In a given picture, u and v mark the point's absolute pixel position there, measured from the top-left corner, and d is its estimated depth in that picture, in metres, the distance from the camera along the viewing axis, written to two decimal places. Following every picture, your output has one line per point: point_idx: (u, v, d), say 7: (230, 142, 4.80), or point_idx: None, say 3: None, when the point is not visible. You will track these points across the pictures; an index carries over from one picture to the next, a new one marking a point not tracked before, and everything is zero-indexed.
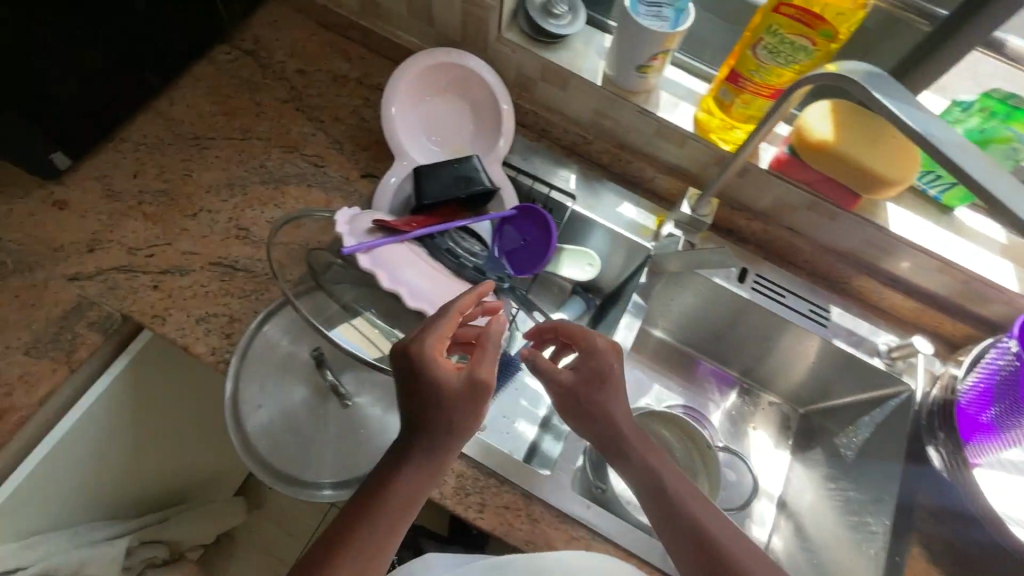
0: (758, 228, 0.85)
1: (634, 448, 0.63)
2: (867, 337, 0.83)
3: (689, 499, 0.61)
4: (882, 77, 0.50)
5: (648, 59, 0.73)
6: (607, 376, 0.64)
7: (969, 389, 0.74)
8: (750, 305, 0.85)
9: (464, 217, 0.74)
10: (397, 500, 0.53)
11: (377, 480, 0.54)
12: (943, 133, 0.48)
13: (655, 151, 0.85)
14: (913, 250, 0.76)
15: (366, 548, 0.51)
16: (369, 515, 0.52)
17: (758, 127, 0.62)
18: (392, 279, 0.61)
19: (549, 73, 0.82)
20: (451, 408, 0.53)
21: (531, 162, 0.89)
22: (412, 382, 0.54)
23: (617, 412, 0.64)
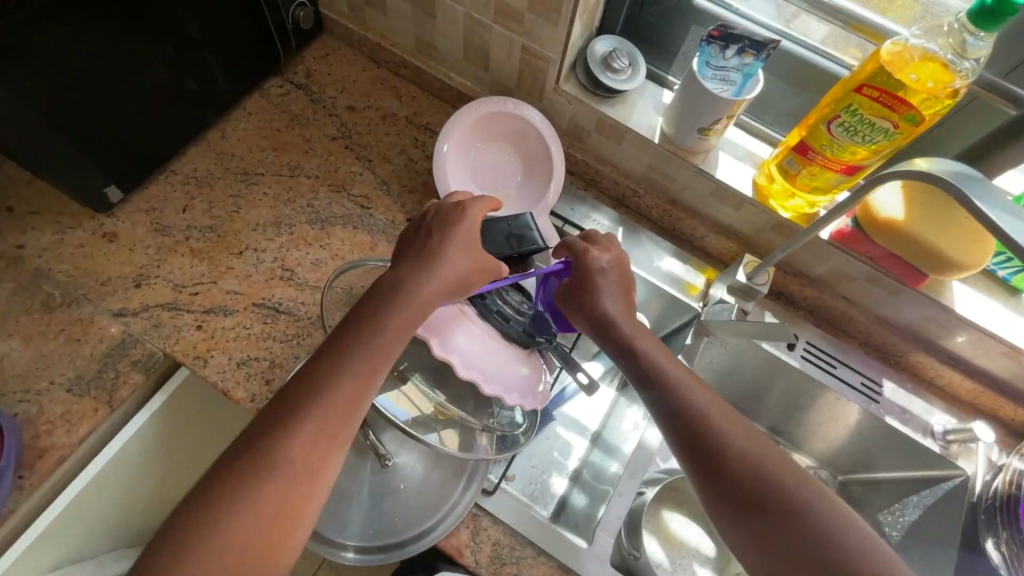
0: (810, 294, 0.82)
1: (624, 332, 0.65)
2: (921, 416, 0.80)
3: (678, 379, 0.61)
4: (976, 179, 0.48)
5: (712, 123, 0.71)
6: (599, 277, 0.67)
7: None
8: (798, 374, 0.82)
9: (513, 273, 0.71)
10: (387, 339, 0.54)
11: (370, 316, 0.55)
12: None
13: (707, 210, 0.82)
14: (979, 334, 0.73)
15: (362, 366, 0.52)
16: (360, 351, 0.53)
17: (833, 209, 0.59)
18: (442, 347, 0.61)
19: (604, 126, 0.80)
20: (472, 264, 0.60)
21: (578, 212, 0.87)
22: (443, 229, 0.61)
23: (615, 308, 0.66)
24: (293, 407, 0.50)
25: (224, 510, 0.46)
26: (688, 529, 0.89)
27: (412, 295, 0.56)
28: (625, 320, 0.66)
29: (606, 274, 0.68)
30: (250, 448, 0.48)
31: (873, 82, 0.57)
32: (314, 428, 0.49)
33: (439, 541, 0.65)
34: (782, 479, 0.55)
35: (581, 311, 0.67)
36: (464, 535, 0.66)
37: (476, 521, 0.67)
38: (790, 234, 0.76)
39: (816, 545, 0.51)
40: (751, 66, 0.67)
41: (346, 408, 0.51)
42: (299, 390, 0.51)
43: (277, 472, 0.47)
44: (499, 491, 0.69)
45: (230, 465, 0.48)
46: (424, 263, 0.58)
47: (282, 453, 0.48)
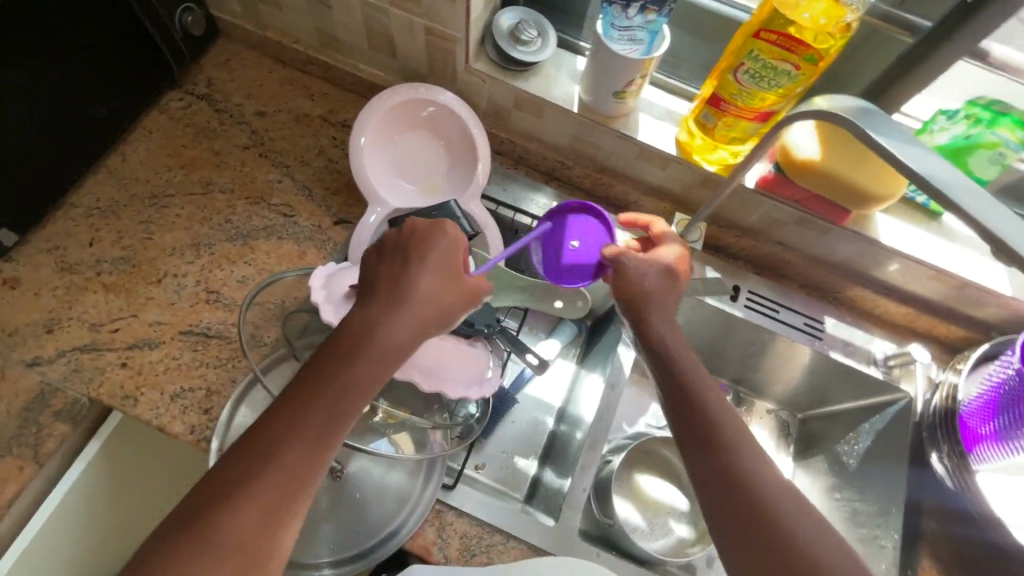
0: (746, 244, 0.83)
1: (651, 316, 0.63)
2: (863, 346, 0.82)
3: (691, 371, 0.59)
4: (876, 113, 0.48)
5: (625, 85, 0.71)
6: (653, 263, 0.66)
7: (973, 400, 0.71)
8: (744, 323, 0.83)
9: None
10: (362, 377, 0.51)
11: (346, 347, 0.52)
12: (949, 174, 0.45)
13: (637, 173, 0.82)
14: (906, 260, 0.75)
15: (337, 404, 0.50)
16: (335, 388, 0.50)
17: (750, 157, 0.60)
18: None
19: (522, 101, 0.79)
20: (458, 294, 0.58)
21: (511, 191, 0.86)
22: (415, 253, 0.58)
23: (652, 289, 0.64)
24: (268, 442, 0.47)
25: (188, 552, 0.43)
26: (660, 488, 0.91)
27: (389, 330, 0.53)
28: (655, 301, 0.64)
29: (661, 260, 0.67)
30: (213, 490, 0.46)
31: (770, 26, 0.57)
32: (285, 469, 0.47)
33: (406, 541, 0.64)
34: (767, 483, 0.52)
35: (624, 280, 0.65)
36: (431, 533, 0.65)
37: (441, 517, 0.66)
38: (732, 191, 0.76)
39: (788, 546, 0.49)
40: (654, 22, 0.65)
41: (319, 449, 0.49)
42: (273, 423, 0.48)
43: (241, 518, 0.45)
44: (459, 485, 0.68)
45: (197, 498, 0.46)
46: (399, 294, 0.55)
47: (248, 496, 0.45)
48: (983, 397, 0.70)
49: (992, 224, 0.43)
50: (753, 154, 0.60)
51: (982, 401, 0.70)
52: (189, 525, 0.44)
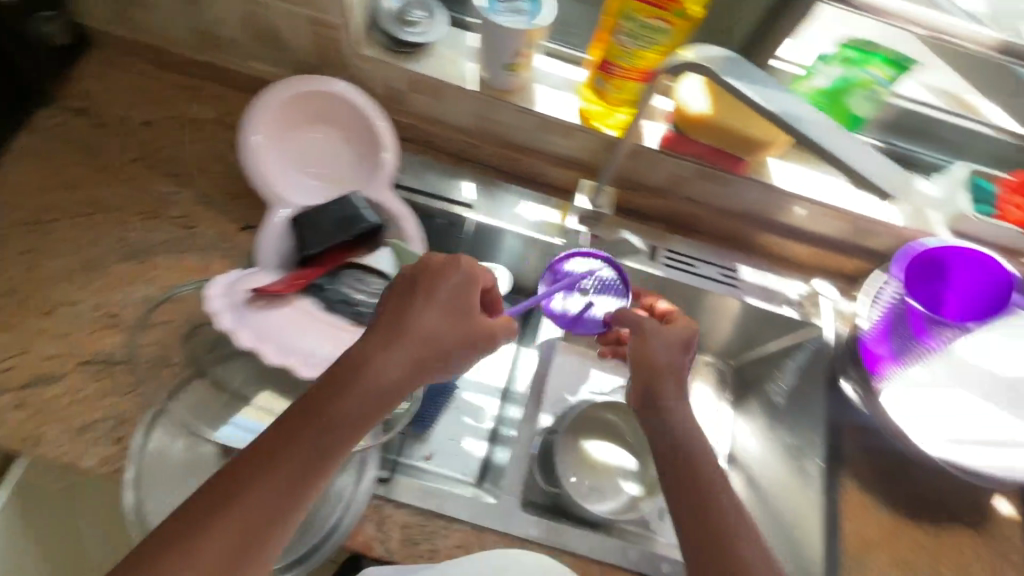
0: (657, 203, 0.85)
1: (659, 366, 0.64)
2: (778, 288, 0.85)
3: (675, 396, 0.62)
4: (735, 60, 0.50)
5: (514, 57, 0.70)
6: (670, 337, 0.66)
7: (872, 327, 0.77)
8: (667, 283, 0.84)
9: (355, 258, 0.68)
10: (349, 417, 0.51)
11: (340, 383, 0.52)
12: (805, 112, 0.47)
13: (545, 146, 0.82)
14: (803, 202, 0.79)
15: (322, 442, 0.50)
16: (321, 427, 0.50)
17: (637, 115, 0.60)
18: (281, 351, 0.57)
19: (419, 84, 0.77)
20: (463, 334, 0.56)
21: (424, 177, 0.84)
22: (422, 291, 0.57)
23: (662, 355, 0.65)
24: (248, 474, 0.48)
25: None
26: (607, 452, 0.93)
27: (385, 371, 0.53)
28: (666, 363, 0.65)
29: (673, 332, 0.67)
30: (191, 515, 0.46)
31: None
32: (258, 507, 0.47)
33: (345, 541, 0.63)
34: (721, 489, 0.56)
35: (643, 350, 0.66)
36: (370, 529, 0.64)
37: (380, 511, 0.65)
38: (635, 155, 0.78)
39: (722, 548, 0.53)
40: None
41: (297, 489, 0.48)
42: (258, 455, 0.49)
43: (206, 552, 0.45)
44: (397, 477, 0.67)
45: (173, 523, 0.46)
46: (400, 331, 0.54)
47: (217, 532, 0.46)
48: (877, 323, 0.76)
49: (850, 162, 0.45)
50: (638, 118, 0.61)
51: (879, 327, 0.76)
52: (154, 554, 0.45)
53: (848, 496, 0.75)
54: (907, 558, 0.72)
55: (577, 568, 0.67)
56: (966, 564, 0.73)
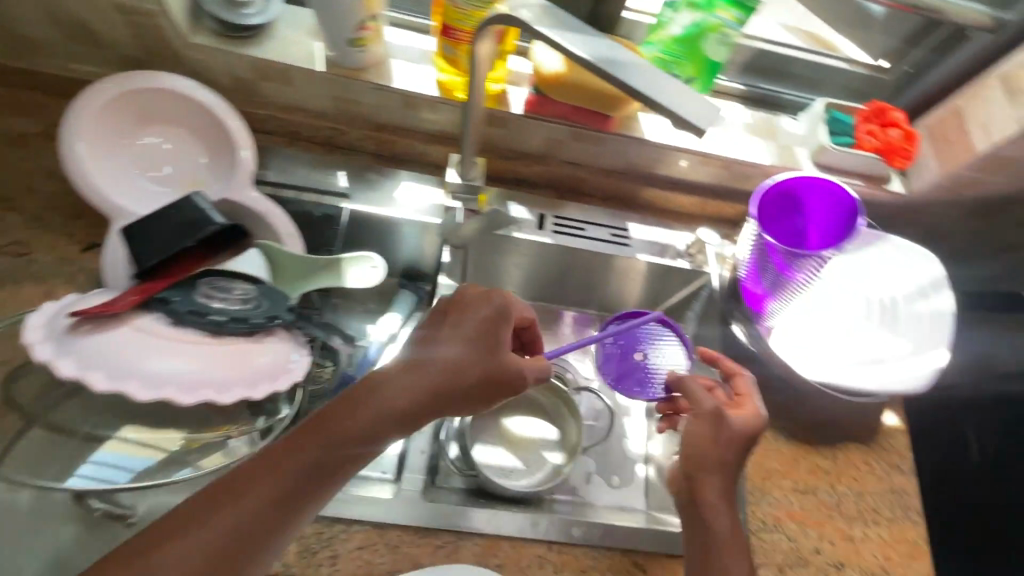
0: (538, 169, 0.84)
1: (715, 436, 0.60)
2: (669, 242, 0.85)
3: (719, 447, 0.60)
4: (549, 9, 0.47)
5: (355, 30, 0.66)
6: (731, 432, 0.61)
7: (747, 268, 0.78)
8: (559, 249, 0.83)
9: (209, 264, 0.65)
10: (355, 440, 0.51)
11: (353, 405, 0.52)
12: (619, 53, 0.44)
13: (415, 123, 0.79)
14: (677, 152, 0.79)
15: (324, 462, 0.50)
16: (323, 446, 0.50)
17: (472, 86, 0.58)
18: (112, 379, 0.52)
19: (263, 69, 0.71)
20: (483, 372, 0.55)
21: (291, 171, 0.79)
22: (452, 321, 0.57)
23: (725, 450, 0.60)
24: (246, 478, 0.48)
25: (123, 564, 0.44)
26: (530, 427, 0.91)
27: (401, 395, 0.53)
28: (725, 453, 0.60)
29: (735, 426, 0.61)
30: (183, 511, 0.47)
31: None
32: (245, 511, 0.47)
33: None
34: (730, 546, 0.59)
35: (697, 433, 0.61)
36: None
37: None
38: (504, 122, 0.75)
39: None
40: None
41: (293, 509, 0.48)
42: (260, 462, 0.49)
43: (186, 557, 0.45)
44: None
45: (166, 517, 0.47)
46: (422, 354, 0.55)
47: (202, 529, 0.46)
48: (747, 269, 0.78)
49: (667, 102, 0.43)
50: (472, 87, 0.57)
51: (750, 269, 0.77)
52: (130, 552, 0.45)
53: None
54: (804, 481, 0.76)
55: (489, 547, 0.66)
56: (858, 477, 0.77)
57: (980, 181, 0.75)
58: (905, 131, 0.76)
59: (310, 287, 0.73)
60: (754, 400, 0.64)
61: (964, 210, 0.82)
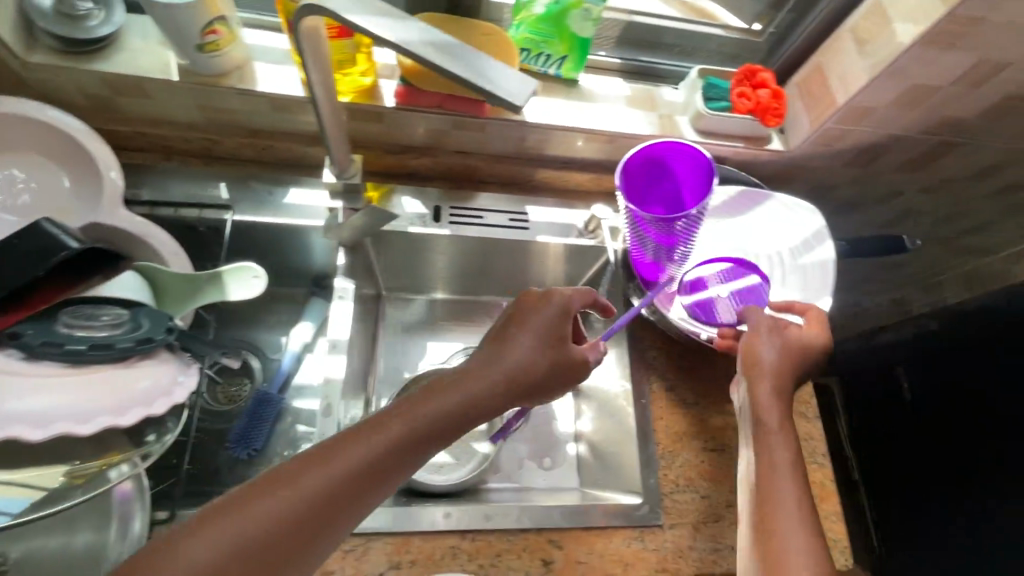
0: (428, 162, 0.83)
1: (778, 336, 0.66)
2: (568, 222, 0.86)
3: (771, 355, 0.66)
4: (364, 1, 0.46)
5: (201, 35, 0.63)
6: (792, 341, 0.66)
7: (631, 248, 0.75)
8: (457, 239, 0.83)
9: (80, 292, 0.60)
10: (434, 429, 0.55)
11: (433, 395, 0.56)
12: (421, 34, 0.44)
13: (292, 127, 0.77)
14: (560, 131, 0.79)
15: (409, 447, 0.53)
16: (409, 432, 0.53)
17: (315, 97, 0.56)
18: None
19: (116, 84, 0.68)
20: (546, 367, 0.60)
21: (169, 189, 0.76)
22: (523, 318, 0.62)
23: (782, 356, 0.65)
24: (336, 453, 0.50)
25: (219, 521, 0.44)
26: None
27: (480, 385, 0.58)
28: (784, 361, 0.65)
29: (791, 337, 0.66)
30: (272, 479, 0.48)
31: None
32: (335, 482, 0.48)
33: None
34: (780, 445, 0.61)
35: (754, 347, 0.67)
36: None
37: None
38: (380, 117, 0.74)
39: (771, 539, 0.55)
40: None
41: (365, 492, 0.50)
42: (346, 440, 0.51)
43: (269, 516, 0.45)
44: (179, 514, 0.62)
45: (252, 484, 0.47)
46: (497, 351, 0.60)
47: (296, 493, 0.47)
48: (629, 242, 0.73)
49: (478, 85, 0.42)
50: (309, 85, 0.55)
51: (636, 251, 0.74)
52: (218, 507, 0.45)
53: (654, 398, 0.80)
54: (713, 440, 0.78)
55: (400, 546, 0.65)
56: None
57: (849, 133, 0.78)
58: (772, 90, 0.78)
59: (194, 304, 0.70)
60: (823, 325, 0.67)
61: (842, 161, 0.85)
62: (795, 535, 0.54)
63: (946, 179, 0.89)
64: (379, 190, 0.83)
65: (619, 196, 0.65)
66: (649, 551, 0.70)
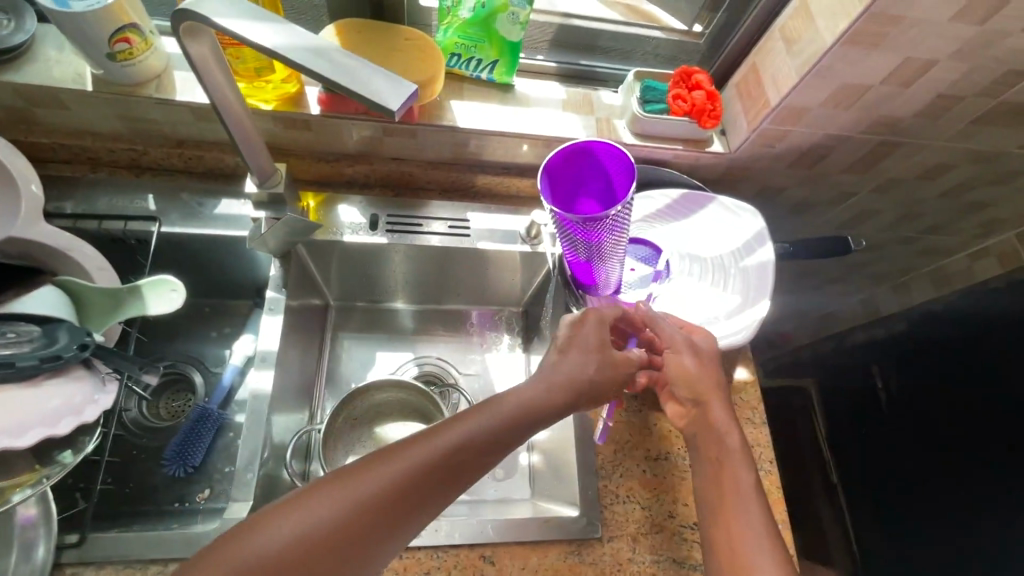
0: (365, 169, 0.82)
1: (693, 352, 0.66)
2: (510, 228, 0.85)
3: (702, 375, 0.65)
4: (258, 12, 0.46)
5: (111, 44, 0.62)
6: (704, 353, 0.66)
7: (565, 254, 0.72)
8: (396, 247, 0.82)
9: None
10: (500, 436, 0.54)
11: (495, 404, 0.55)
12: (312, 47, 0.44)
13: (219, 136, 0.76)
14: (495, 136, 0.78)
15: (472, 454, 0.52)
16: (472, 441, 0.52)
17: (215, 105, 0.55)
18: None
19: (30, 95, 0.67)
20: (593, 371, 0.61)
21: (95, 201, 0.75)
22: (572, 336, 0.63)
23: (700, 372, 0.65)
24: (396, 458, 0.49)
25: (273, 524, 0.45)
26: (405, 431, 0.82)
27: (537, 394, 0.57)
28: (704, 376, 0.65)
29: (703, 346, 0.67)
30: (328, 484, 0.48)
31: None
32: (392, 488, 0.48)
33: None
34: (735, 468, 0.60)
35: (679, 368, 0.66)
36: None
37: None
38: (306, 125, 0.74)
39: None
40: None
41: (425, 498, 0.49)
42: (406, 447, 0.51)
43: (326, 518, 0.46)
44: (91, 536, 0.60)
45: (309, 488, 0.48)
46: (553, 364, 0.60)
47: (353, 498, 0.47)
48: (562, 245, 0.72)
49: (367, 91, 0.41)
50: (208, 92, 0.53)
51: (572, 257, 0.72)
52: (271, 510, 0.46)
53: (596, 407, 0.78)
54: (655, 448, 0.76)
55: None
56: None
57: (787, 133, 0.77)
58: (707, 92, 0.77)
59: (114, 320, 0.67)
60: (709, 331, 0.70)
61: (785, 163, 0.84)
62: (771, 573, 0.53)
63: (893, 179, 0.88)
64: (318, 197, 0.82)
65: (545, 200, 0.61)
66: (587, 565, 0.68)
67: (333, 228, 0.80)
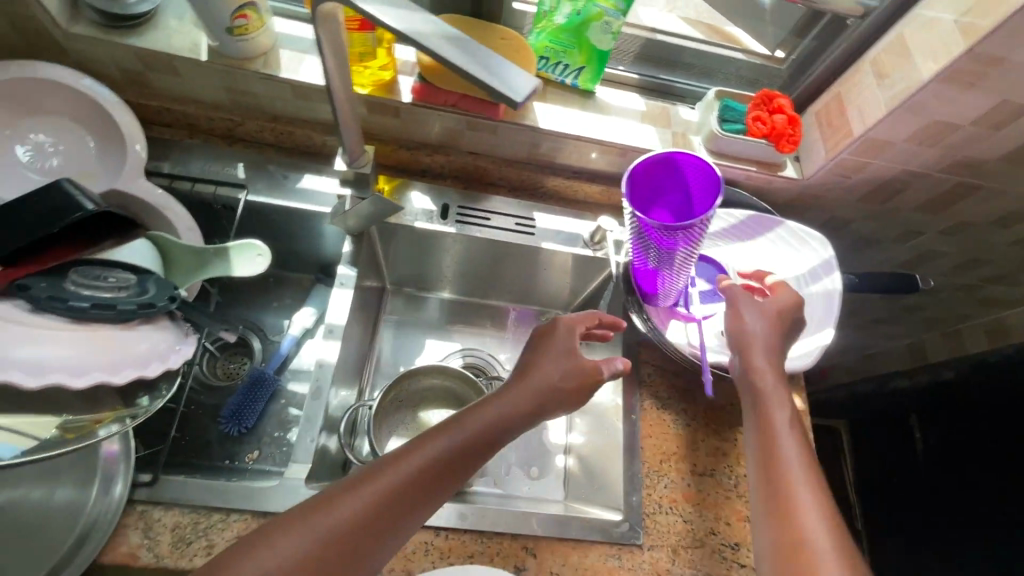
0: (441, 160, 0.85)
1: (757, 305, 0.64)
2: (574, 232, 0.86)
3: (761, 326, 0.63)
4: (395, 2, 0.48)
5: (231, 18, 0.67)
6: (777, 306, 0.64)
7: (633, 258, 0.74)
8: (461, 238, 0.84)
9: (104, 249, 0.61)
10: (482, 441, 0.56)
11: (478, 411, 0.57)
12: (446, 33, 0.46)
13: (311, 114, 0.79)
14: (572, 140, 0.80)
15: (460, 459, 0.54)
16: (458, 447, 0.55)
17: (330, 88, 0.58)
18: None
19: (149, 60, 0.72)
20: (560, 375, 0.61)
21: (190, 165, 0.79)
22: (541, 342, 0.64)
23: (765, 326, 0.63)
24: (384, 472, 0.51)
25: (267, 544, 0.46)
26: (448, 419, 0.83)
27: (511, 402, 0.59)
28: (771, 329, 0.63)
29: (779, 299, 0.65)
30: (318, 502, 0.49)
31: None
32: (385, 498, 0.50)
33: (100, 552, 0.59)
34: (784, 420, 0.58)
35: (739, 318, 0.64)
36: (133, 537, 0.60)
37: (146, 518, 0.61)
38: (395, 111, 0.77)
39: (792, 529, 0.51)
40: None
41: (417, 505, 0.52)
42: (395, 461, 0.52)
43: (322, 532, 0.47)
44: (162, 478, 0.63)
45: (298, 507, 0.49)
46: (523, 372, 0.61)
47: (346, 511, 0.49)
48: (631, 250, 0.73)
49: (490, 78, 0.43)
50: (324, 74, 0.56)
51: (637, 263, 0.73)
52: (268, 530, 0.48)
53: (646, 415, 0.79)
54: (700, 463, 0.76)
55: None
56: None
57: (865, 165, 0.77)
58: (788, 116, 0.77)
59: (200, 277, 0.70)
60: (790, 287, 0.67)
61: (857, 195, 0.84)
62: (821, 529, 0.51)
63: (965, 223, 0.87)
64: (393, 182, 0.85)
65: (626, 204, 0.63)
66: (624, 571, 0.68)
67: (406, 214, 0.83)
